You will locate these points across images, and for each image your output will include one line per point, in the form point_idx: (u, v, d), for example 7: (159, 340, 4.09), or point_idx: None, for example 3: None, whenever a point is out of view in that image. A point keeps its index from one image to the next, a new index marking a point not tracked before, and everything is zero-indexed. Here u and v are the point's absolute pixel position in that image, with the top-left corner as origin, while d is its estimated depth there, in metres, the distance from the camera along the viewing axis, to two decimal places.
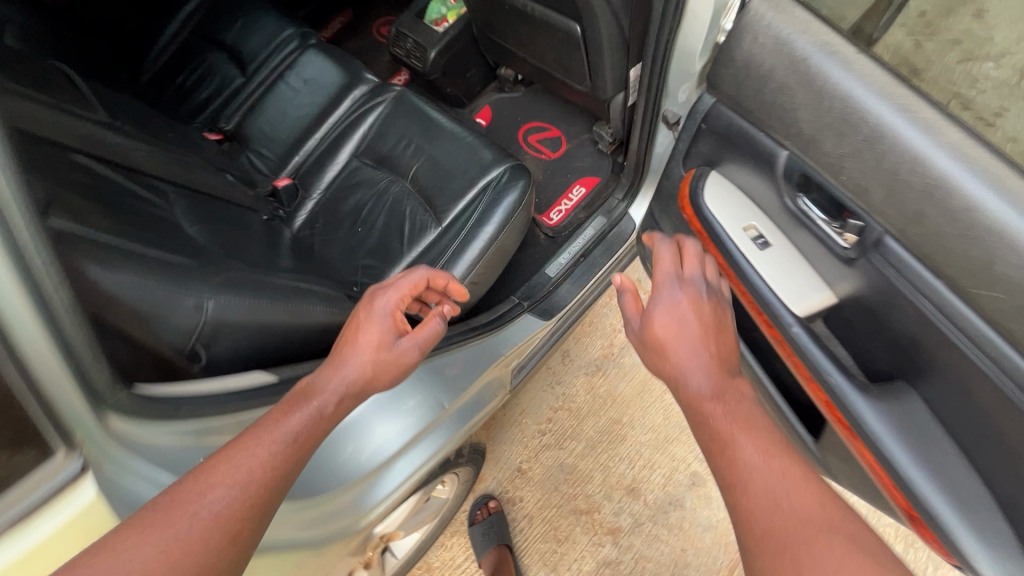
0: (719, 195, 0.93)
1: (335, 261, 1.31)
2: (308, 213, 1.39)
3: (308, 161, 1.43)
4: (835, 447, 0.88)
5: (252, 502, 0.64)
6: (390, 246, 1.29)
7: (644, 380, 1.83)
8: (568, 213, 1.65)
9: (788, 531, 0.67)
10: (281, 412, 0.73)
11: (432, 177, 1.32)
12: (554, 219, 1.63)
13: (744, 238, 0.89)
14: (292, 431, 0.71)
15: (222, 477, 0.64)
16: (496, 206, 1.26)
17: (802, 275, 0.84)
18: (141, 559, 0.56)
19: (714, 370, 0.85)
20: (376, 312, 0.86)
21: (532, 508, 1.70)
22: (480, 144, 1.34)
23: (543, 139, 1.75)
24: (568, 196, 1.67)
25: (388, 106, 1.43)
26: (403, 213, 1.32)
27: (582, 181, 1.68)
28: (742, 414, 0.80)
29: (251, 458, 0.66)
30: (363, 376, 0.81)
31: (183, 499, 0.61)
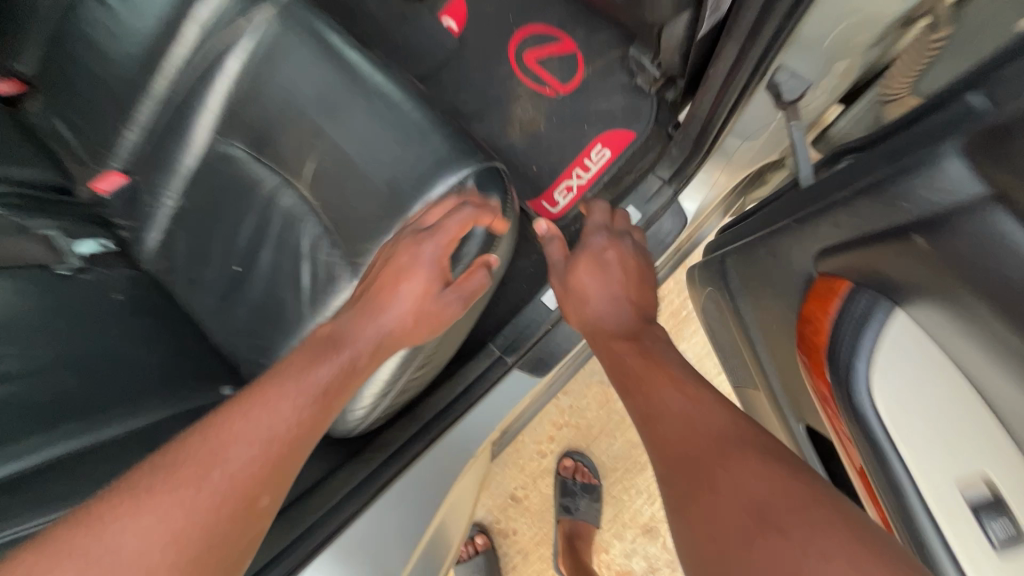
0: (901, 368, 0.47)
1: (209, 321, 0.84)
2: (163, 234, 0.87)
3: (145, 140, 0.85)
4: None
5: (269, 471, 0.53)
6: (286, 304, 0.80)
7: None
8: (579, 193, 1.09)
9: (699, 451, 0.51)
10: (303, 363, 0.60)
11: (341, 185, 0.76)
12: (560, 205, 1.08)
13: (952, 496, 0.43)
14: (318, 386, 0.59)
15: (238, 439, 0.53)
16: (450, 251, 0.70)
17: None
18: (144, 529, 0.46)
19: (631, 314, 0.77)
20: (416, 254, 0.68)
21: (527, 543, 1.44)
22: (422, 122, 0.74)
23: (549, 62, 1.09)
24: (584, 163, 1.08)
25: (261, 37, 0.80)
26: (298, 248, 0.79)
27: (606, 139, 1.06)
28: (656, 355, 0.67)
29: (271, 414, 0.55)
30: (400, 326, 0.67)
31: (193, 470, 0.50)
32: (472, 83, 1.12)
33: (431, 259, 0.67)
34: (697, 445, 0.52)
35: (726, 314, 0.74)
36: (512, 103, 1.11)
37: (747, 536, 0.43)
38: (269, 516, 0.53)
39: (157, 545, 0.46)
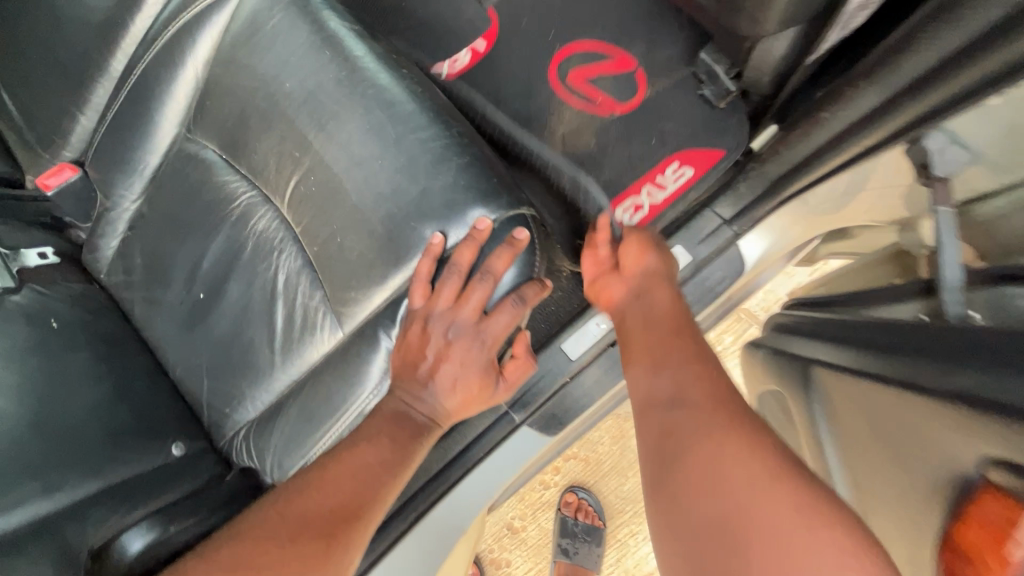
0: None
1: (167, 350, 0.71)
2: (121, 242, 0.73)
3: (102, 129, 0.71)
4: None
5: (349, 514, 0.51)
6: (255, 346, 0.66)
7: None
8: (649, 214, 0.81)
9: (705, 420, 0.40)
10: (389, 429, 0.56)
11: (327, 214, 0.60)
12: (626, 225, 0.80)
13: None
14: (404, 450, 0.56)
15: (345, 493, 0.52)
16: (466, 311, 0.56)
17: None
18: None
19: (658, 301, 0.60)
20: (458, 339, 0.56)
21: None
22: (433, 145, 0.57)
23: (604, 80, 0.83)
24: (657, 181, 0.80)
25: (241, 12, 0.63)
26: (272, 280, 0.65)
27: (684, 155, 0.80)
28: (682, 332, 0.53)
29: (362, 470, 0.53)
30: (449, 411, 0.60)
31: (312, 529, 0.49)
32: None
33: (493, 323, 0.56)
34: (706, 412, 0.41)
35: (785, 398, 0.61)
36: None
37: (749, 477, 0.35)
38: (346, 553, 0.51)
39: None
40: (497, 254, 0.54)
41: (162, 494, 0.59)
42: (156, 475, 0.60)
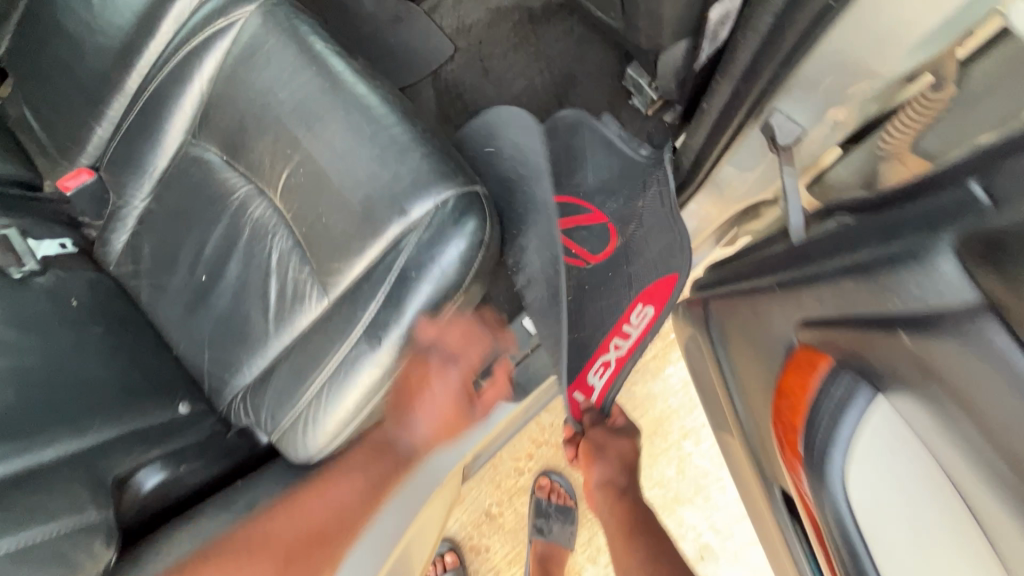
0: (878, 457, 0.37)
1: (171, 328, 0.81)
2: (130, 236, 0.83)
3: (116, 138, 0.82)
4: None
5: (320, 540, 0.66)
6: (251, 318, 0.77)
7: (659, 419, 1.39)
8: (619, 364, 0.75)
9: None
10: (365, 458, 0.73)
11: (314, 198, 0.72)
12: (597, 387, 0.76)
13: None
14: (378, 466, 0.72)
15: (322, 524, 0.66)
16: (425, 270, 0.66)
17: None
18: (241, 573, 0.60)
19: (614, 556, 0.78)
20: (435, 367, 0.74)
21: (499, 562, 1.40)
22: (402, 139, 0.70)
23: (577, 233, 0.85)
24: (623, 330, 0.75)
25: (241, 37, 0.76)
26: (266, 260, 0.76)
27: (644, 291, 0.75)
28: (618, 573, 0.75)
29: (335, 492, 0.69)
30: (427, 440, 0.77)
31: (288, 546, 0.64)
32: (467, 92, 1.09)
33: (471, 348, 0.77)
34: None
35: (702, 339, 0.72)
36: None
37: None
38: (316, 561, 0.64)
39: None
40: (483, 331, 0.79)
41: (172, 441, 0.69)
42: (167, 426, 0.70)
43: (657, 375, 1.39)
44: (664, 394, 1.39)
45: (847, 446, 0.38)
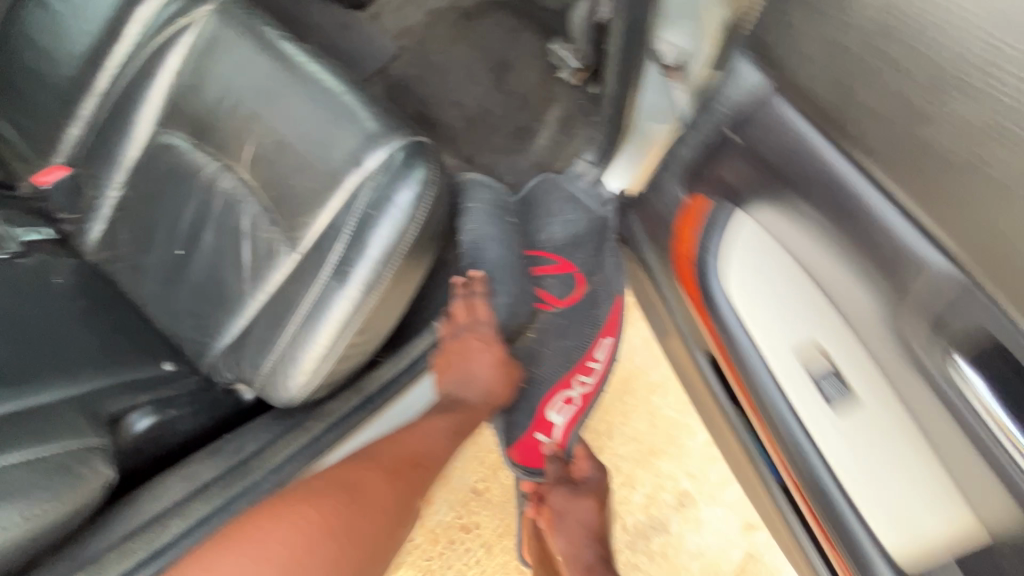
0: (747, 251, 0.70)
1: (150, 302, 0.86)
2: (104, 224, 0.89)
3: (87, 135, 0.89)
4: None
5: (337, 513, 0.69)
6: (227, 282, 0.83)
7: (626, 378, 1.48)
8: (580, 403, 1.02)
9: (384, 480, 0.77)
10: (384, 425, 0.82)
11: (279, 164, 0.81)
12: (558, 425, 1.01)
13: (790, 356, 0.66)
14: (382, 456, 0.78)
15: (354, 535, 0.68)
16: (383, 210, 0.74)
17: (901, 481, 0.57)
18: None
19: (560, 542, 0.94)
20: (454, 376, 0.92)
21: (490, 536, 1.44)
22: (354, 103, 0.80)
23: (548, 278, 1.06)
24: (590, 364, 1.03)
25: (201, 33, 0.85)
26: (239, 227, 0.83)
27: (605, 324, 1.05)
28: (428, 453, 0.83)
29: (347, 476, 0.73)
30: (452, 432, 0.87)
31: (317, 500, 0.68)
32: (414, 84, 1.20)
33: (472, 410, 0.94)
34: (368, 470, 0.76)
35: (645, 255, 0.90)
36: (451, 100, 1.19)
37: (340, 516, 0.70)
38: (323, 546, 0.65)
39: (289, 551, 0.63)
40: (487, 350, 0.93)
41: (158, 390, 0.74)
42: (153, 380, 0.75)
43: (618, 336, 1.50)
44: (628, 352, 1.49)
45: (721, 282, 0.72)
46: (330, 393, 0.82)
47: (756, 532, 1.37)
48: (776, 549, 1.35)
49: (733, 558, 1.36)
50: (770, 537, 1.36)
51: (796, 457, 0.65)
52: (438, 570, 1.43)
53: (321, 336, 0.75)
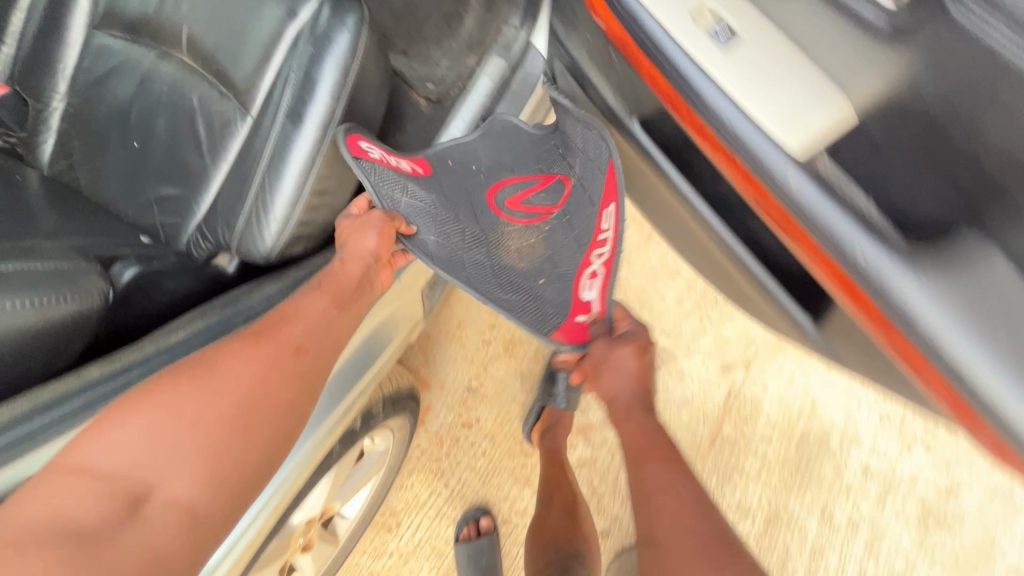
0: None
1: (115, 197, 0.89)
2: (55, 136, 0.92)
3: (22, 50, 0.91)
4: (1000, 310, 0.51)
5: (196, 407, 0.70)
6: (187, 161, 0.86)
7: None
8: (604, 275, 1.04)
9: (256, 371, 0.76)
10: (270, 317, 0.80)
11: (216, 37, 0.84)
12: (593, 301, 1.03)
13: (684, 17, 0.63)
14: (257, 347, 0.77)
15: (201, 429, 0.68)
16: (323, 56, 0.78)
17: (800, 86, 0.58)
18: (107, 458, 0.64)
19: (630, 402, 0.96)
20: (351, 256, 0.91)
21: (492, 426, 1.50)
22: None
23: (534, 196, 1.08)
24: (600, 236, 1.05)
25: None
26: (189, 107, 0.86)
27: (605, 193, 1.04)
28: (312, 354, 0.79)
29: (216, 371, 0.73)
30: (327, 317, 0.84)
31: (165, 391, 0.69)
32: None
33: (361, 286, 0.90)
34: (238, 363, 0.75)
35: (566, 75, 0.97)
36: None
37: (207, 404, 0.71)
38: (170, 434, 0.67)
39: (137, 441, 0.66)
40: (377, 221, 0.92)
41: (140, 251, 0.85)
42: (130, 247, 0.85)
43: None
44: None
45: None
46: (301, 241, 0.88)
47: (734, 371, 1.47)
48: (755, 383, 1.46)
49: (717, 398, 1.46)
50: (747, 373, 1.47)
51: (719, 128, 0.63)
52: (448, 468, 1.49)
53: (286, 183, 0.80)
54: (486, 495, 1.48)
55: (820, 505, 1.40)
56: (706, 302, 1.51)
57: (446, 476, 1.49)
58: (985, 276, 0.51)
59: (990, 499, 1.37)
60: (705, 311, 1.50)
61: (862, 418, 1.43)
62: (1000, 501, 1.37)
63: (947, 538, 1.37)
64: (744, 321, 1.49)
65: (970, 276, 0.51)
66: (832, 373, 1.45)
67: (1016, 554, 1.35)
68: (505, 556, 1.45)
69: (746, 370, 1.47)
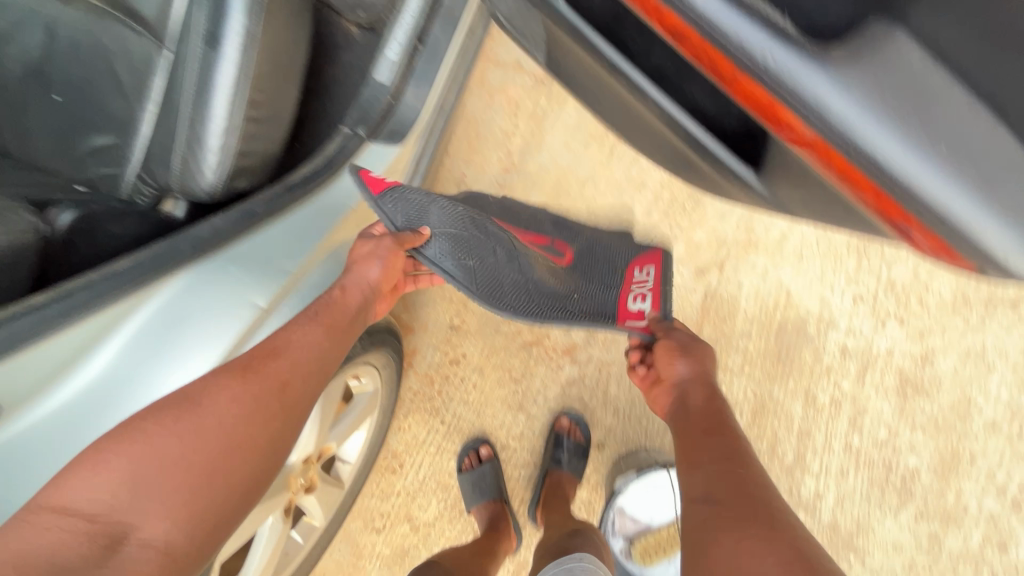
0: None
1: (48, 156, 0.87)
2: None
3: None
4: (917, 96, 0.39)
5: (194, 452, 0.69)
6: (113, 105, 0.84)
7: (557, 180, 1.54)
8: (654, 294, 1.13)
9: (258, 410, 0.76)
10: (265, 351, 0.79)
11: None
12: (644, 309, 1.10)
13: None
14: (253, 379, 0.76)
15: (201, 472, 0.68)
16: None
17: None
18: (89, 498, 0.61)
19: (695, 391, 1.04)
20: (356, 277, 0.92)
21: (479, 360, 1.52)
22: None
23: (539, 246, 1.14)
24: (636, 287, 1.13)
25: None
26: (103, 47, 0.83)
27: (644, 258, 1.19)
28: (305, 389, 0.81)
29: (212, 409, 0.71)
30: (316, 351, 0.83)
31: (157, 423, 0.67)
32: None
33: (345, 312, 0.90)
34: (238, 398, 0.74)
35: None
36: None
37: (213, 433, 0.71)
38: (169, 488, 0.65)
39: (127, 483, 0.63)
40: (386, 246, 0.93)
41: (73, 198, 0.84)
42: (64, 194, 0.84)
43: (539, 146, 1.56)
44: (552, 157, 1.55)
45: None
46: (245, 176, 0.85)
47: (709, 275, 1.49)
48: (730, 282, 1.48)
49: (695, 302, 1.48)
50: (721, 274, 1.49)
51: None
52: (443, 405, 1.52)
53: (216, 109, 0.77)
54: (482, 426, 1.51)
55: (804, 390, 1.45)
56: (674, 210, 1.51)
57: (442, 413, 1.52)
58: (895, 61, 0.40)
59: (963, 362, 1.42)
60: (674, 219, 1.51)
61: (836, 302, 1.46)
62: (973, 362, 1.42)
63: (926, 403, 1.42)
64: (713, 223, 1.50)
65: (885, 63, 0.39)
66: (803, 262, 1.47)
67: (991, 409, 1.41)
68: (509, 480, 1.50)
69: (720, 272, 1.49)
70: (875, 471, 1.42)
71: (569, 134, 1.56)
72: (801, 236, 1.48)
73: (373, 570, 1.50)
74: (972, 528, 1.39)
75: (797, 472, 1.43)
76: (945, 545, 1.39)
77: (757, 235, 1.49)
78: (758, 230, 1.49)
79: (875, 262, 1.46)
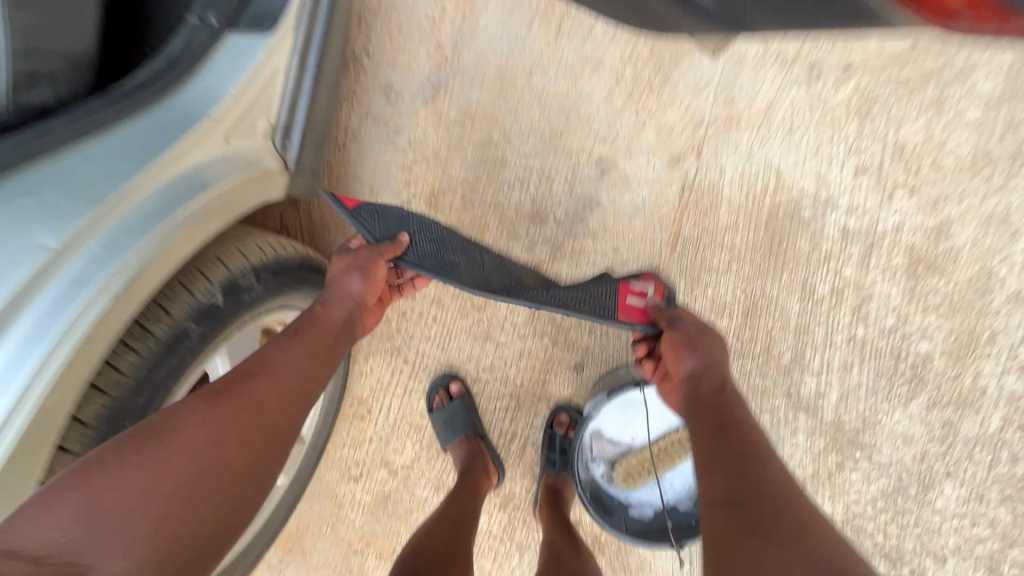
0: None
1: None
2: None
3: None
4: None
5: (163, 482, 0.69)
6: None
7: (499, 71, 1.30)
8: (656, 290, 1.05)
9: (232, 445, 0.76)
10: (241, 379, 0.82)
11: None
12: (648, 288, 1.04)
13: None
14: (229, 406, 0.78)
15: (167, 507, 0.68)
16: None
17: None
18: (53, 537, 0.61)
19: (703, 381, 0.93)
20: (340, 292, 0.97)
21: (436, 291, 1.37)
22: None
23: None
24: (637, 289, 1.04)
25: None
26: None
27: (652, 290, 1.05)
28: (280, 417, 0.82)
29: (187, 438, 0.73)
30: (297, 375, 0.86)
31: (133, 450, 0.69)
32: None
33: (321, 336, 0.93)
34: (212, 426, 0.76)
35: None
36: None
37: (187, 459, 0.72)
38: (135, 526, 0.65)
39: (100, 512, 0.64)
40: (364, 259, 0.96)
41: None
42: None
43: (473, 32, 1.30)
44: (489, 43, 1.30)
45: None
46: (43, 83, 0.66)
47: (685, 163, 1.28)
48: (710, 169, 1.28)
49: (671, 197, 1.29)
50: (699, 160, 1.28)
51: None
52: (404, 344, 1.39)
53: None
54: (449, 361, 1.39)
55: (800, 282, 1.28)
56: (639, 90, 1.28)
57: (404, 352, 1.39)
58: None
59: (984, 229, 1.23)
60: (640, 101, 1.28)
61: (835, 177, 1.26)
62: (995, 228, 1.23)
63: (939, 282, 1.25)
64: (687, 101, 1.27)
65: None
66: (794, 135, 1.26)
67: (1015, 279, 1.23)
68: (484, 414, 1.39)
69: (697, 158, 1.28)
70: (882, 361, 1.28)
71: (507, 11, 1.30)
72: (791, 103, 1.25)
73: (357, 518, 1.44)
74: (990, 411, 1.26)
75: (795, 372, 1.30)
76: (960, 431, 1.27)
77: (739, 109, 1.26)
78: (739, 102, 1.26)
79: (879, 123, 1.24)
